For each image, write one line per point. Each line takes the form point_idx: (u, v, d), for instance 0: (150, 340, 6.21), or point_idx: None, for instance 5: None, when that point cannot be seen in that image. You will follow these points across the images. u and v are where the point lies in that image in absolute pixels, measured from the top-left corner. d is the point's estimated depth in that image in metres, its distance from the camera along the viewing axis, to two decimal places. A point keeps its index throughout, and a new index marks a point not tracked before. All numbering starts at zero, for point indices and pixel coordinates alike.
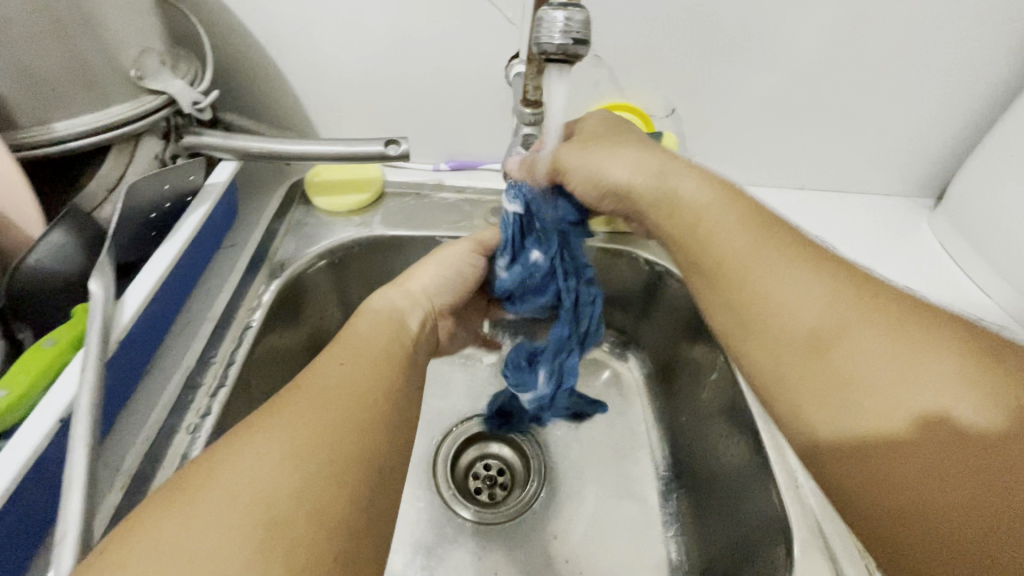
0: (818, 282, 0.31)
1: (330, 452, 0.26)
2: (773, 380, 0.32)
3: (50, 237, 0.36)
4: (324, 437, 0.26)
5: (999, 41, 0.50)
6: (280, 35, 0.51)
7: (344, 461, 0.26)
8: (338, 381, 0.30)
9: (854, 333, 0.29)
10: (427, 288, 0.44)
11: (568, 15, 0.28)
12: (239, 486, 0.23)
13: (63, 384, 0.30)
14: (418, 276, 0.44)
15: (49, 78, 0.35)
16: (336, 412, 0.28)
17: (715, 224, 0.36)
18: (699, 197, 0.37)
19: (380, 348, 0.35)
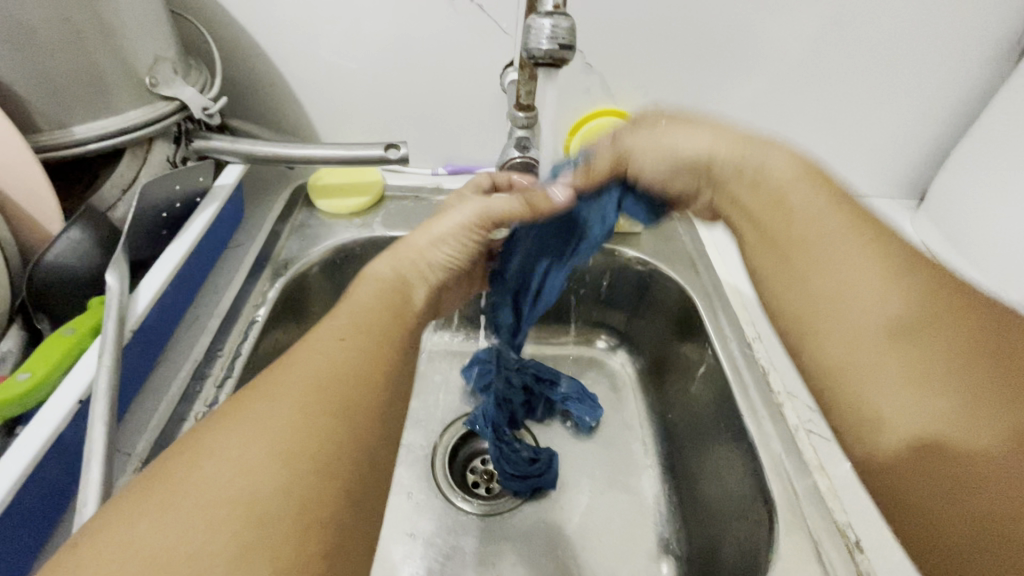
0: (891, 278, 0.30)
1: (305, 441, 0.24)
2: (844, 354, 0.30)
3: (69, 233, 0.38)
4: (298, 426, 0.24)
5: (967, 48, 0.53)
6: (286, 45, 0.53)
7: (335, 447, 0.25)
8: (304, 374, 0.27)
9: (919, 330, 0.28)
10: (430, 258, 0.40)
11: (555, 22, 0.31)
12: (208, 489, 0.22)
13: (82, 368, 0.32)
14: (415, 243, 0.40)
15: (69, 84, 0.37)
16: (308, 402, 0.26)
17: (802, 198, 0.34)
18: (789, 170, 0.35)
19: (379, 318, 0.33)
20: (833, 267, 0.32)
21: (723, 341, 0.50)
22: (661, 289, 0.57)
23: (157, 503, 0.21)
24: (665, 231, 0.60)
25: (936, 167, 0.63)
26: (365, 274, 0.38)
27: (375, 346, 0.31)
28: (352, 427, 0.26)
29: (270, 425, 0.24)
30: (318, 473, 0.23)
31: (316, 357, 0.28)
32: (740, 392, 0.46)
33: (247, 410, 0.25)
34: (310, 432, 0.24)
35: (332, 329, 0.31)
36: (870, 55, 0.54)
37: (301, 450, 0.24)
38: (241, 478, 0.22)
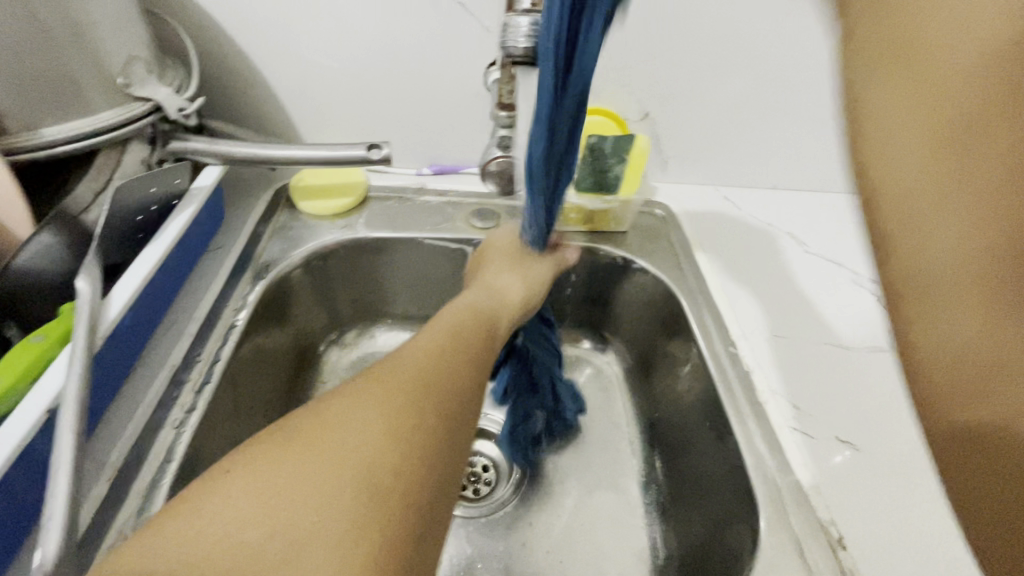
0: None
1: (391, 444, 0.25)
2: (899, 209, 0.21)
3: (39, 238, 0.37)
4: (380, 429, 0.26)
5: None
6: (266, 44, 0.52)
7: (412, 455, 0.25)
8: (393, 383, 0.29)
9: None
10: (509, 288, 0.44)
11: (532, 20, 0.31)
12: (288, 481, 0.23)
13: (51, 378, 0.32)
14: (497, 279, 0.44)
15: (36, 86, 0.36)
16: (394, 409, 0.27)
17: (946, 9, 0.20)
18: None
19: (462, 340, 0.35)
20: (946, 111, 0.20)
21: (709, 339, 0.49)
22: (647, 288, 0.57)
23: (246, 477, 0.23)
24: (653, 231, 0.60)
25: None
26: (481, 281, 0.44)
27: (456, 367, 0.32)
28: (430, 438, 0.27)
29: (359, 427, 0.26)
30: (390, 476, 0.24)
31: (410, 367, 0.30)
32: (725, 390, 0.46)
33: (341, 411, 0.27)
34: (393, 442, 0.25)
35: (423, 348, 0.32)
36: None
37: (382, 456, 0.24)
38: (320, 468, 0.23)
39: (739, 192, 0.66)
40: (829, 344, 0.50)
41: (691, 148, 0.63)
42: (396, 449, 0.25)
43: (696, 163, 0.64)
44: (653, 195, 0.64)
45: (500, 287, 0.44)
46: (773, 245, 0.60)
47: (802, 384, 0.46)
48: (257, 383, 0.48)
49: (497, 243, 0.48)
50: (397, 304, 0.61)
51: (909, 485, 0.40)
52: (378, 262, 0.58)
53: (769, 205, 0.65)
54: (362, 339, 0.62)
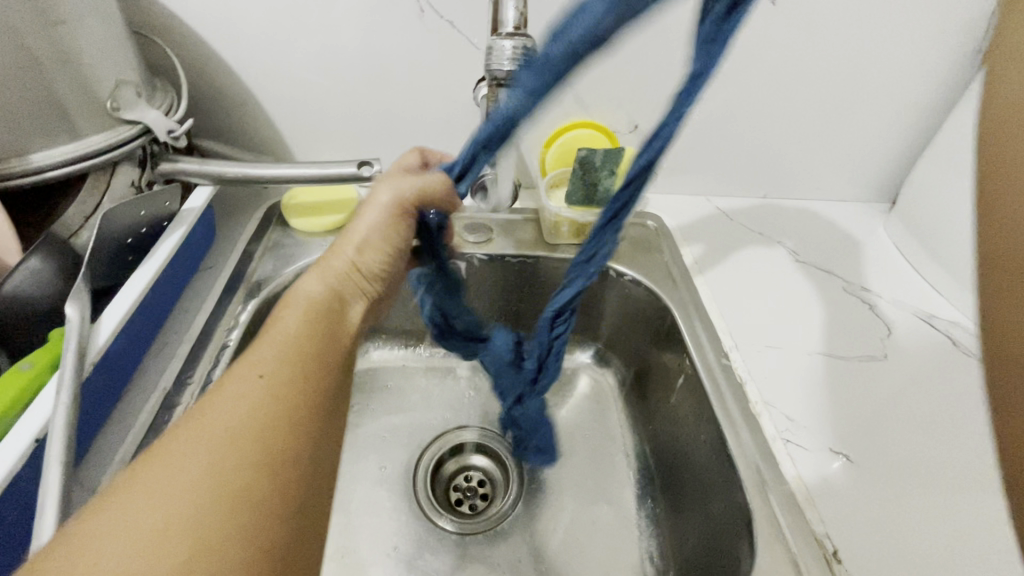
0: None
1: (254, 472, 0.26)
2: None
3: (28, 263, 0.37)
4: (231, 459, 0.26)
5: (930, 54, 0.54)
6: (256, 63, 0.53)
7: (272, 473, 0.27)
8: (231, 400, 0.28)
9: None
10: (367, 263, 0.40)
11: (516, 44, 0.32)
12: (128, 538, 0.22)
13: (39, 406, 0.31)
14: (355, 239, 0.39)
15: (25, 112, 0.36)
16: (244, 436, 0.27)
17: None
18: None
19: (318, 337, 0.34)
20: None
21: (701, 351, 0.50)
22: (639, 298, 0.57)
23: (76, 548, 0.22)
24: (643, 241, 0.61)
25: (907, 169, 0.63)
26: (292, 295, 0.37)
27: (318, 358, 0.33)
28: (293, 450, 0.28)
29: (200, 452, 0.26)
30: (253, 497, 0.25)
31: (248, 382, 0.29)
32: (717, 401, 0.46)
33: (174, 449, 0.26)
34: (246, 457, 0.26)
35: (262, 353, 0.31)
36: (837, 63, 0.55)
37: (243, 476, 0.26)
38: (166, 519, 0.23)
39: (729, 201, 0.67)
40: (821, 353, 0.50)
41: (681, 158, 0.63)
42: (259, 463, 0.26)
43: (687, 172, 0.64)
44: (643, 206, 0.65)
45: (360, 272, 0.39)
46: (764, 253, 0.60)
47: (794, 394, 0.46)
48: None
49: (378, 201, 0.40)
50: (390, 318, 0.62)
51: (902, 493, 0.40)
52: None
53: (759, 214, 0.66)
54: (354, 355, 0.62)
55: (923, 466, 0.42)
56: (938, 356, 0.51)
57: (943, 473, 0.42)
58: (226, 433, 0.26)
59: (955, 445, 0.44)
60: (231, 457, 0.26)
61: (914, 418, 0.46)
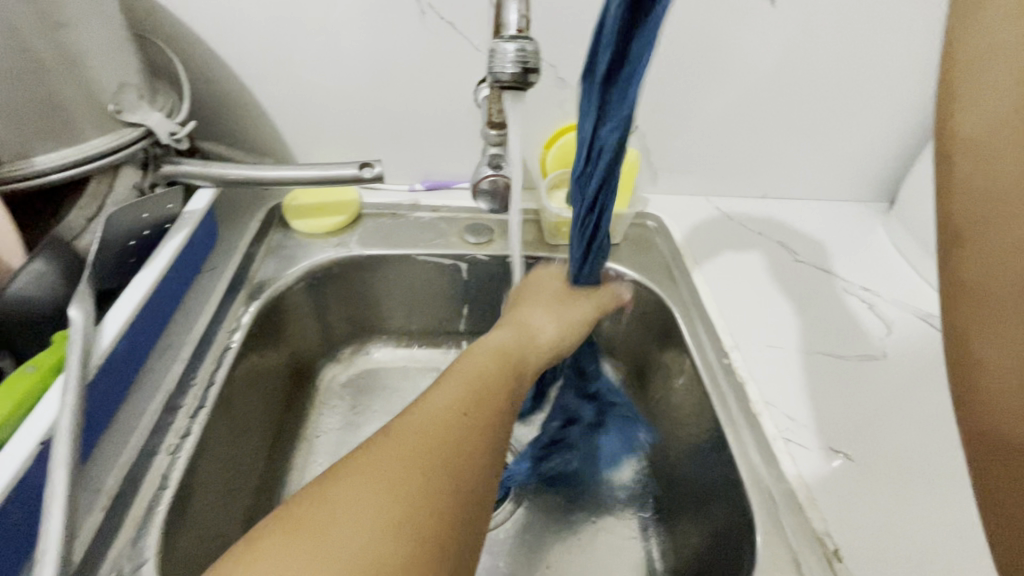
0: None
1: (433, 495, 0.28)
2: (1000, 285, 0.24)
3: (31, 266, 0.37)
4: (418, 476, 0.28)
5: (927, 55, 0.55)
6: (257, 65, 0.53)
7: (444, 501, 0.28)
8: (375, 464, 0.28)
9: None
10: (536, 326, 0.45)
11: (519, 47, 0.32)
12: (349, 522, 0.25)
13: (44, 409, 0.32)
14: (537, 318, 0.46)
15: (29, 115, 0.37)
16: (425, 459, 0.29)
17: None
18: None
19: (485, 384, 0.36)
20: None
21: (703, 351, 0.50)
22: (640, 298, 0.57)
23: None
24: (643, 242, 0.61)
25: (906, 170, 0.64)
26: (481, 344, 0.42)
27: (484, 412, 0.34)
28: (464, 486, 0.29)
29: (396, 462, 0.29)
30: (431, 516, 0.27)
31: (433, 413, 0.32)
32: (719, 402, 0.46)
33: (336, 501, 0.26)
34: (430, 475, 0.28)
35: (410, 426, 0.31)
36: (836, 64, 0.56)
37: (412, 502, 0.27)
38: (365, 512, 0.26)
39: (729, 202, 0.67)
40: (821, 353, 0.50)
41: (681, 159, 0.63)
42: (439, 483, 0.28)
43: (687, 173, 0.65)
44: (643, 206, 0.65)
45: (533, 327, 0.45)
46: (764, 254, 0.61)
47: (794, 394, 0.46)
48: (252, 404, 0.48)
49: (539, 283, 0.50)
50: (392, 320, 0.62)
51: (902, 492, 0.41)
52: (372, 279, 0.58)
53: (759, 214, 0.66)
54: (356, 356, 0.62)
55: (923, 464, 0.43)
56: (937, 356, 0.52)
57: (942, 472, 0.42)
58: (414, 452, 0.29)
59: (954, 443, 0.44)
60: (415, 473, 0.28)
61: (914, 417, 0.46)
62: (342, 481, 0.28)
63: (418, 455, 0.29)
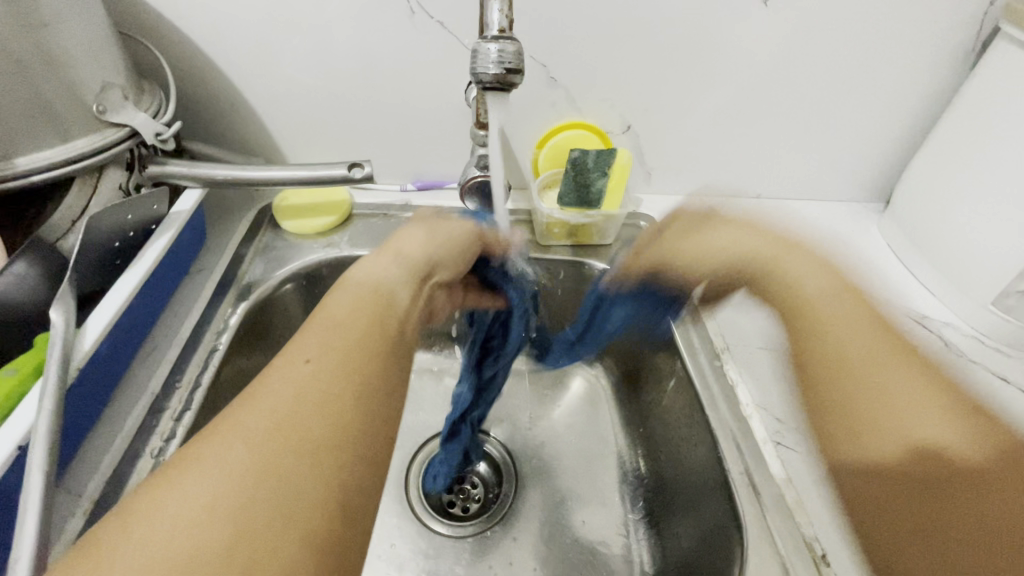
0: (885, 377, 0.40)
1: (297, 470, 0.23)
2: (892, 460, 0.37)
3: (13, 268, 0.37)
4: (281, 450, 0.24)
5: (922, 55, 0.54)
6: (246, 65, 0.52)
7: (319, 473, 0.24)
8: (311, 376, 0.27)
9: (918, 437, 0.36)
10: (416, 249, 0.39)
11: (501, 47, 0.31)
12: (179, 522, 0.21)
13: (23, 413, 0.31)
14: (407, 239, 0.39)
15: (10, 116, 0.36)
16: (293, 425, 0.25)
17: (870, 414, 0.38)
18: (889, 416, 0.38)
19: (363, 334, 0.31)
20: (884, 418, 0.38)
21: (693, 354, 0.50)
22: None
23: (182, 481, 0.22)
24: (636, 242, 0.61)
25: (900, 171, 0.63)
26: (346, 278, 0.35)
27: (366, 359, 0.30)
28: (339, 453, 0.25)
29: (251, 437, 0.24)
30: (295, 493, 0.23)
31: (297, 377, 0.27)
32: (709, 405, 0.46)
33: (275, 413, 0.25)
34: (295, 446, 0.24)
35: (264, 396, 0.26)
36: (829, 63, 0.55)
37: (263, 487, 0.22)
38: (208, 501, 0.22)
39: (723, 202, 0.67)
40: None
41: (674, 159, 0.63)
42: (304, 455, 0.24)
43: (681, 173, 0.64)
44: (636, 206, 0.65)
45: (413, 255, 0.38)
46: None
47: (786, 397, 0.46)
48: None
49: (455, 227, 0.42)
50: None
51: None
52: None
53: (753, 214, 0.65)
54: None
55: None
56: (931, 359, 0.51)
57: None
58: (276, 423, 0.25)
59: None
60: (275, 444, 0.24)
61: None
62: (181, 471, 0.23)
63: (282, 428, 0.25)
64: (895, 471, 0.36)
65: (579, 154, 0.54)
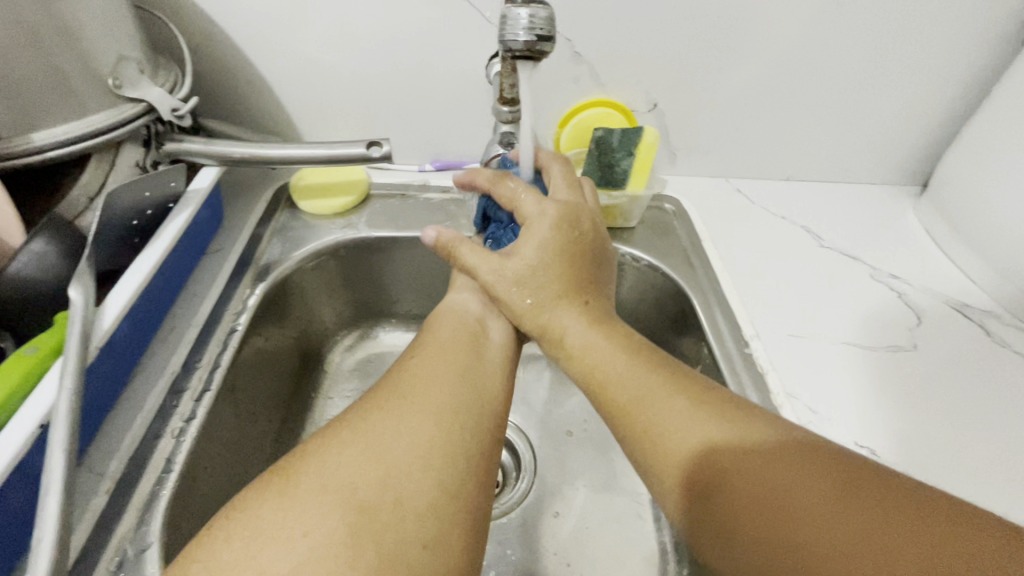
0: (689, 406, 0.32)
1: (421, 441, 0.29)
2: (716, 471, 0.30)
3: (31, 245, 0.36)
4: (406, 425, 0.30)
5: (972, 27, 0.51)
6: (262, 40, 0.51)
7: (442, 445, 0.29)
8: (429, 378, 0.34)
9: (721, 454, 0.30)
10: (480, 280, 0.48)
11: (532, 12, 0.30)
12: (329, 484, 0.26)
13: (43, 392, 0.31)
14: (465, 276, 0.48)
15: (25, 89, 0.35)
16: (422, 410, 0.31)
17: (650, 420, 0.33)
18: (685, 439, 0.31)
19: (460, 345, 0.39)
20: (657, 436, 0.32)
21: (721, 341, 0.48)
22: (659, 287, 0.56)
23: (321, 461, 0.28)
24: (661, 226, 0.59)
25: (941, 152, 0.60)
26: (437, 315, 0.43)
27: (467, 363, 0.37)
28: (453, 428, 0.31)
29: (387, 423, 0.30)
30: (423, 465, 0.28)
31: (420, 377, 0.34)
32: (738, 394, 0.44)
33: (376, 417, 0.30)
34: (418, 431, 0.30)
35: (392, 386, 0.33)
36: (869, 35, 0.52)
37: (392, 454, 0.28)
38: (354, 466, 0.27)
39: (750, 184, 0.64)
40: (849, 344, 0.48)
41: (701, 140, 0.60)
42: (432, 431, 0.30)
43: (707, 153, 0.62)
44: (660, 188, 0.63)
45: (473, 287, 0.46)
46: (785, 238, 0.58)
47: (819, 387, 0.44)
48: (258, 388, 0.47)
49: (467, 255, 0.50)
50: (401, 304, 0.61)
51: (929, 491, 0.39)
52: (380, 262, 0.57)
53: (782, 198, 0.63)
54: (366, 341, 0.61)
55: (950, 466, 0.40)
56: (968, 350, 0.49)
57: (970, 472, 0.40)
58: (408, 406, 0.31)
59: (985, 442, 0.42)
60: (408, 420, 0.30)
61: (942, 412, 0.44)
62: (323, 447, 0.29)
63: (407, 410, 0.31)
64: (710, 523, 0.30)
65: (602, 133, 0.53)
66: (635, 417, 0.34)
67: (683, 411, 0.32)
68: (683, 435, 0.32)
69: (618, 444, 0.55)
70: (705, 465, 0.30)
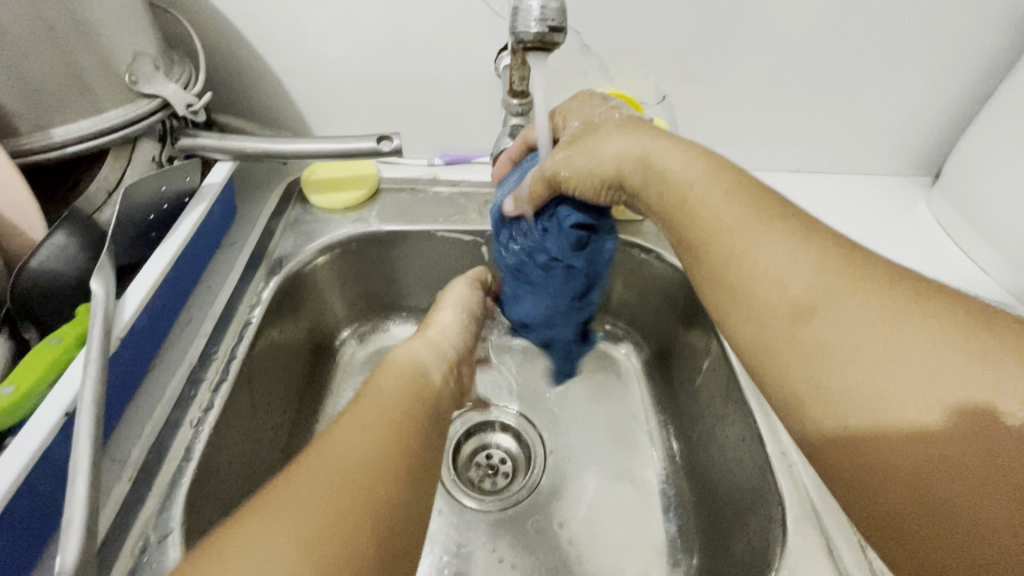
0: (803, 253, 0.29)
1: (361, 508, 0.24)
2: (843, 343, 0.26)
3: (54, 238, 0.37)
4: (346, 487, 0.24)
5: (987, 15, 0.50)
6: (273, 36, 0.51)
7: (385, 510, 0.24)
8: (368, 423, 0.28)
9: (837, 304, 0.27)
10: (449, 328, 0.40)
11: (544, 3, 0.30)
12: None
13: (67, 381, 0.32)
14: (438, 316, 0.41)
15: (45, 85, 0.36)
16: (361, 466, 0.25)
17: (751, 254, 0.31)
18: (804, 282, 0.28)
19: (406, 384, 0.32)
20: (764, 280, 0.30)
21: None
22: (663, 277, 0.55)
23: (246, 545, 0.21)
24: None
25: (953, 142, 0.60)
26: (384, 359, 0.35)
27: (410, 402, 0.30)
28: (397, 484, 0.25)
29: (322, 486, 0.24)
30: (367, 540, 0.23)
31: (357, 423, 0.28)
32: (748, 385, 0.44)
33: (313, 477, 0.24)
34: (359, 495, 0.24)
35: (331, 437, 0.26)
36: (880, 25, 0.51)
37: (329, 528, 0.22)
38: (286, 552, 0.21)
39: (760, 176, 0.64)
40: None
41: (710, 131, 0.60)
42: (373, 494, 0.24)
43: (716, 144, 0.62)
44: None
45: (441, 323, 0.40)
46: None
47: None
48: (273, 380, 0.48)
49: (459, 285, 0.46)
50: (409, 297, 0.61)
51: None
52: (390, 256, 0.57)
53: (792, 188, 0.63)
54: (375, 335, 0.62)
55: None
56: None
57: None
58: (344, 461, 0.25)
59: None
60: (350, 480, 0.24)
61: None
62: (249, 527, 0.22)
63: (345, 466, 0.25)
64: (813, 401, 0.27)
65: None
66: (735, 267, 0.31)
67: (802, 255, 0.29)
68: (792, 284, 0.29)
69: (629, 436, 0.55)
70: (810, 335, 0.27)
